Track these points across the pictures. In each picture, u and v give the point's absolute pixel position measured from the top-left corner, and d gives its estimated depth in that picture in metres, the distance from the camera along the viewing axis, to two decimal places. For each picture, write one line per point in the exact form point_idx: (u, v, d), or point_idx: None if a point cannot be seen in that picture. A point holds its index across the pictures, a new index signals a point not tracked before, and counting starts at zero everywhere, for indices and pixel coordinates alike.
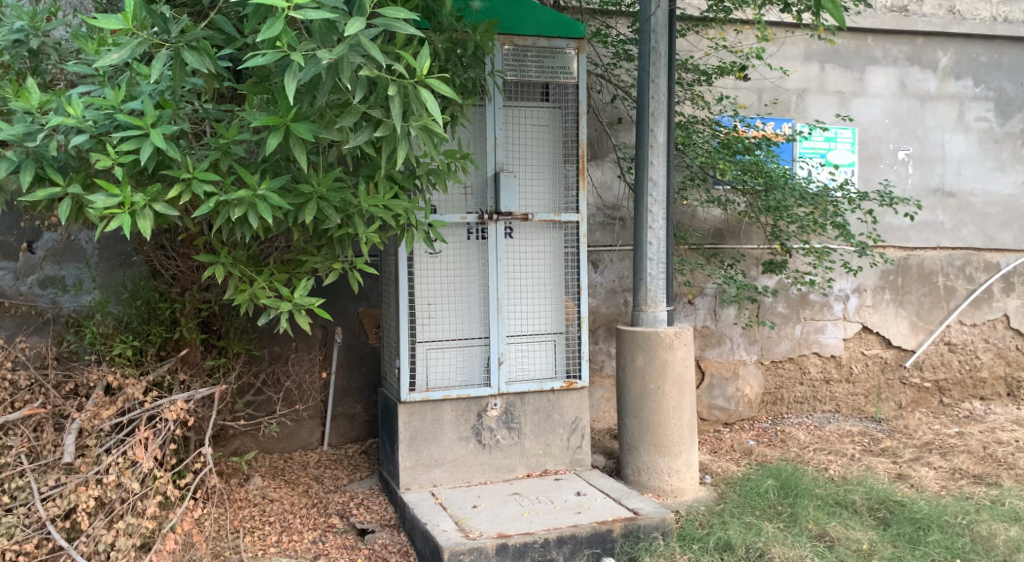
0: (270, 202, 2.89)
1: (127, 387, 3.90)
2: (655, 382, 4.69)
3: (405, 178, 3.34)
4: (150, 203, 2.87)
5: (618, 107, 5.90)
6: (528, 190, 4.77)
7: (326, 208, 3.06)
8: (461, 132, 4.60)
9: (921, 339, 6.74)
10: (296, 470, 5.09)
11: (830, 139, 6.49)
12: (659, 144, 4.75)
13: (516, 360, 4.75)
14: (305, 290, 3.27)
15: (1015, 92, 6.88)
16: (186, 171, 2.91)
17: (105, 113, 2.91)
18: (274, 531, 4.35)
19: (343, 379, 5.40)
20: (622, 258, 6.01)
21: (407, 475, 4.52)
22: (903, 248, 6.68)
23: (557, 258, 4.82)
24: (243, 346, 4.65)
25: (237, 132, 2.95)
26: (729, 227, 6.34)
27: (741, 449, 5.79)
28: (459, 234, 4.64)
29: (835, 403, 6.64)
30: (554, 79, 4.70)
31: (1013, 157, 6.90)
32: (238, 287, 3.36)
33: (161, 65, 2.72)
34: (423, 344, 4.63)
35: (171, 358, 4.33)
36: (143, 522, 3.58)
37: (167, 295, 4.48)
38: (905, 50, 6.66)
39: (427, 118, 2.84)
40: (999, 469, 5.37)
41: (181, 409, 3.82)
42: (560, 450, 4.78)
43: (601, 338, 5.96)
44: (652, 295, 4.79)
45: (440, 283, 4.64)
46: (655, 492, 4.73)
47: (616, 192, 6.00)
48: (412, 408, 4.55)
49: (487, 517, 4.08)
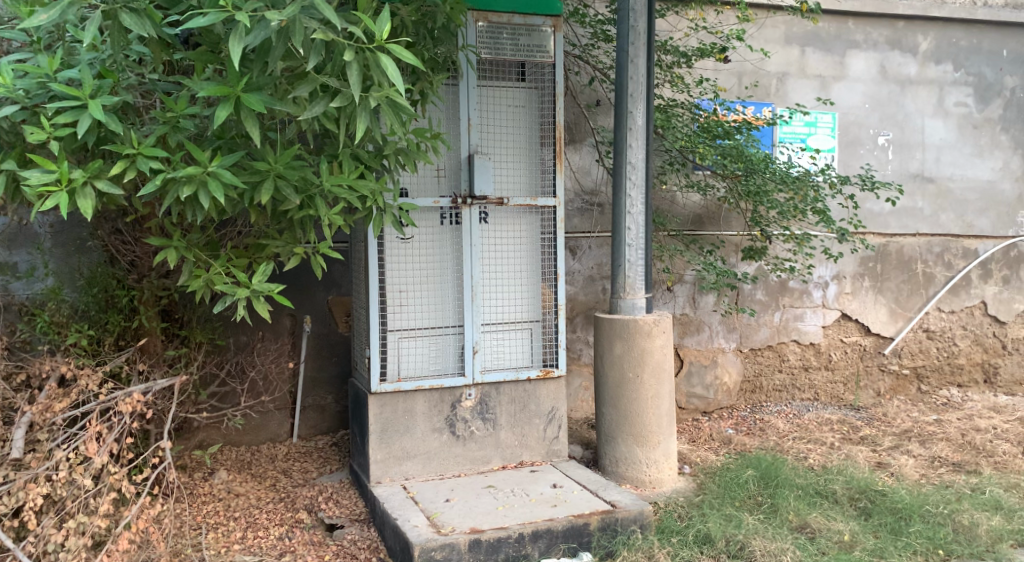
0: (222, 179, 2.71)
1: (81, 379, 3.72)
2: (634, 371, 4.56)
3: (371, 157, 3.18)
4: (91, 180, 2.70)
5: (596, 89, 5.75)
6: (503, 173, 4.61)
7: (284, 187, 2.88)
8: (433, 111, 4.44)
9: (899, 326, 6.69)
10: (263, 464, 4.92)
11: (810, 123, 6.39)
12: (637, 127, 4.60)
13: (492, 348, 4.61)
14: (265, 276, 3.09)
15: (994, 78, 6.82)
16: (130, 146, 2.73)
17: (40, 83, 2.73)
18: (238, 527, 4.19)
19: (313, 370, 5.23)
20: (600, 244, 5.88)
21: (378, 468, 4.37)
22: (882, 235, 6.60)
23: (533, 243, 4.67)
24: (206, 335, 4.47)
25: (186, 105, 2.77)
26: (709, 214, 6.21)
27: (719, 438, 5.70)
28: (431, 219, 4.48)
29: (813, 392, 6.57)
30: (530, 58, 4.56)
31: (992, 143, 6.84)
32: (193, 272, 3.18)
33: (93, 29, 2.53)
34: (394, 333, 4.47)
35: (128, 349, 4.13)
36: (95, 520, 3.39)
37: (125, 282, 4.25)
38: (885, 34, 6.56)
39: (389, 89, 2.67)
40: (978, 456, 5.32)
41: (138, 402, 3.65)
42: (536, 440, 4.65)
43: (579, 326, 5.84)
44: (630, 282, 4.67)
45: (412, 270, 4.48)
46: (633, 483, 4.61)
47: (594, 177, 5.86)
48: (383, 399, 4.39)
49: (460, 512, 3.94)
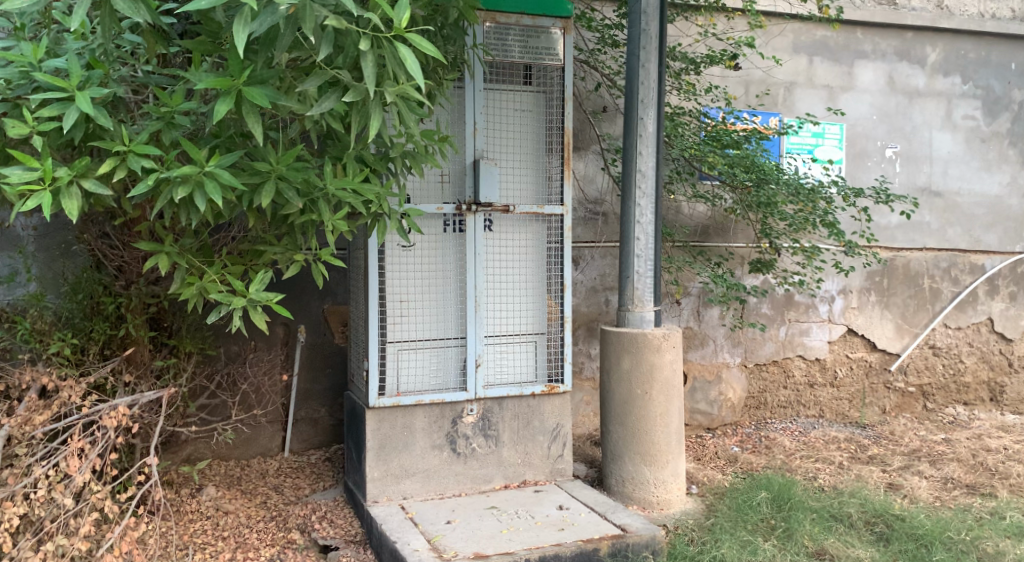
0: (219, 180, 2.52)
1: (63, 390, 3.51)
2: (642, 387, 4.39)
3: (376, 160, 3.00)
4: (77, 179, 2.52)
5: (603, 96, 5.60)
6: (510, 180, 4.43)
7: (285, 189, 2.69)
8: (437, 113, 4.26)
9: (906, 342, 6.54)
10: (253, 480, 4.71)
11: (817, 134, 6.25)
12: (648, 134, 4.44)
13: (495, 362, 4.43)
14: (262, 285, 2.90)
15: (1002, 91, 6.70)
16: (121, 142, 2.54)
17: (23, 73, 2.53)
18: (227, 548, 3.98)
19: (307, 381, 5.04)
20: (605, 254, 5.70)
21: (375, 487, 4.17)
22: (890, 249, 6.46)
23: (539, 253, 4.50)
24: (196, 345, 4.27)
25: (181, 100, 2.58)
26: (715, 225, 6.05)
27: (725, 456, 5.52)
28: (435, 226, 4.30)
29: (819, 408, 6.41)
30: (538, 61, 4.39)
31: (1000, 157, 6.72)
32: (185, 279, 2.99)
33: (82, 13, 2.34)
34: (394, 344, 4.28)
35: (114, 359, 3.93)
36: (74, 543, 3.18)
37: (112, 289, 4.04)
38: (893, 45, 6.44)
39: (404, 84, 2.51)
40: (992, 478, 5.16)
41: (123, 415, 3.44)
42: (539, 459, 4.46)
43: (581, 339, 5.65)
44: (639, 295, 4.49)
45: (414, 279, 4.29)
46: (640, 504, 4.43)
47: (599, 186, 5.70)
48: (381, 415, 4.19)
49: (463, 535, 3.75)
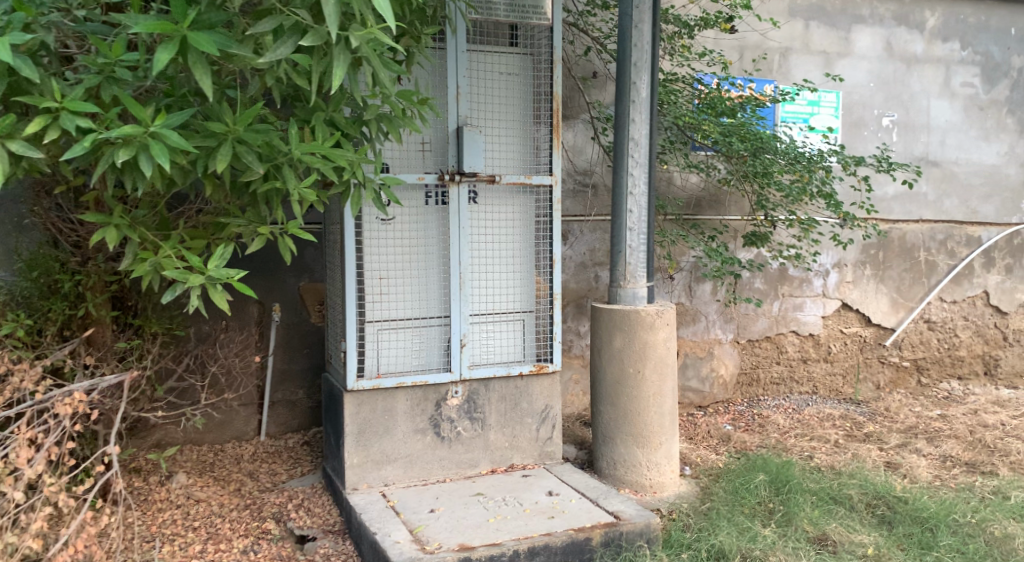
0: (168, 142, 2.27)
1: (15, 375, 3.25)
2: (634, 366, 4.17)
3: (349, 123, 2.77)
4: (4, 140, 2.29)
5: (592, 61, 5.36)
6: (496, 148, 4.19)
7: (245, 153, 2.44)
8: (417, 73, 4.00)
9: (901, 317, 6.37)
10: (227, 465, 4.48)
11: (812, 102, 6.03)
12: (641, 99, 4.19)
13: (480, 342, 4.21)
14: (223, 261, 2.65)
15: (1001, 57, 6.50)
16: (53, 99, 2.31)
17: None
18: (198, 540, 3.74)
19: (283, 362, 4.80)
20: (594, 228, 5.47)
21: (354, 474, 3.96)
22: (887, 221, 6.26)
23: (527, 227, 4.26)
24: (163, 325, 4.01)
25: (122, 50, 2.33)
26: (709, 197, 5.83)
27: (718, 435, 5.33)
28: (415, 198, 4.05)
29: (812, 385, 6.24)
30: (525, 20, 4.10)
31: (998, 126, 6.53)
32: (139, 255, 2.74)
33: None
34: (374, 324, 4.04)
35: (73, 340, 3.67)
36: (27, 541, 2.94)
37: (68, 265, 3.76)
38: (892, 9, 6.19)
39: (372, 27, 2.25)
40: (992, 455, 5.00)
41: (80, 402, 3.17)
42: (527, 442, 4.26)
43: (570, 316, 5.43)
44: (631, 270, 4.27)
45: (393, 254, 4.05)
46: (632, 487, 4.24)
47: (588, 156, 5.45)
48: (361, 399, 3.96)
49: (447, 525, 3.54)
